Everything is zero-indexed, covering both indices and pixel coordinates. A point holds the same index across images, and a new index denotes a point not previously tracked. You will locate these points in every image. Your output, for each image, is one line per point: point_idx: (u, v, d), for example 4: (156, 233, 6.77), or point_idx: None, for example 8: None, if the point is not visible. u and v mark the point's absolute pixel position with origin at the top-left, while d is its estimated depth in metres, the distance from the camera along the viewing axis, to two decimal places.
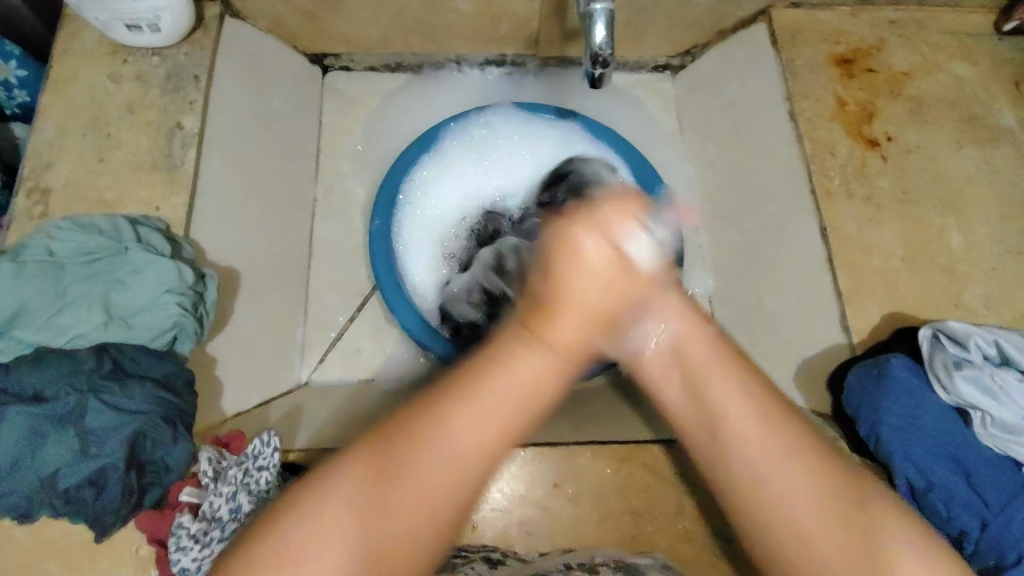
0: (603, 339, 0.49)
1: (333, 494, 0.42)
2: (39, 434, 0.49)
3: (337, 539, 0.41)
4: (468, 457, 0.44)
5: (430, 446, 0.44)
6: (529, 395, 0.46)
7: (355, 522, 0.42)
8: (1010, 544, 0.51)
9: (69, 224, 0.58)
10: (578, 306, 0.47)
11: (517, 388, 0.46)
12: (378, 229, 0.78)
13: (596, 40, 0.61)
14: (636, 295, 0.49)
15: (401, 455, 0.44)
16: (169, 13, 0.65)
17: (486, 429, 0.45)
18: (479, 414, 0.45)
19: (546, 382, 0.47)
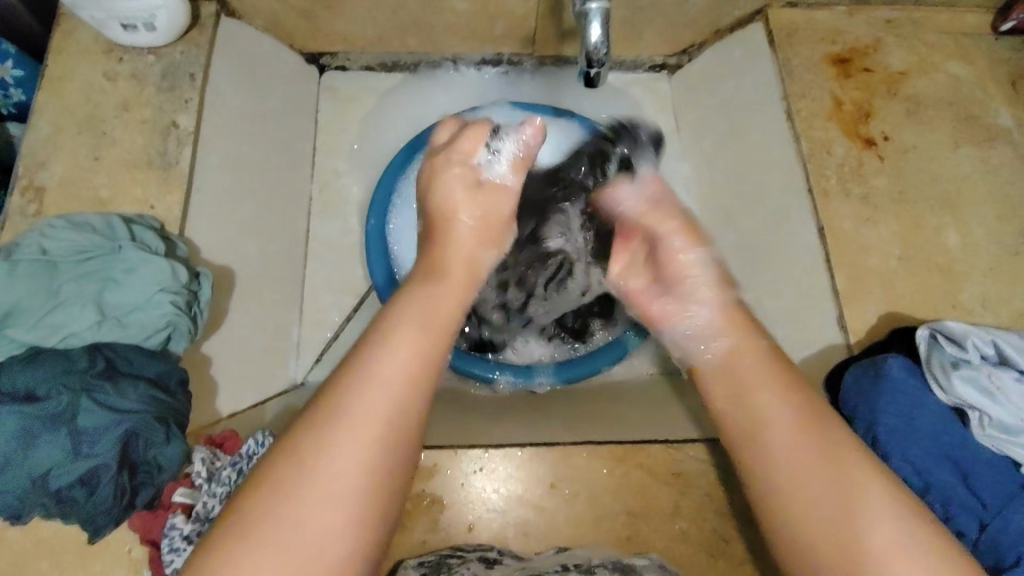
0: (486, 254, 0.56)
1: (302, 469, 0.40)
2: (30, 434, 0.49)
3: (317, 508, 0.39)
4: (408, 374, 0.44)
5: (374, 370, 0.44)
6: (437, 319, 0.48)
7: (344, 452, 0.41)
8: (1008, 546, 0.51)
9: (63, 223, 0.58)
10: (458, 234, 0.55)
11: (434, 304, 0.49)
12: (373, 229, 0.79)
13: (592, 38, 0.61)
14: (500, 204, 0.58)
15: (355, 386, 0.43)
16: (164, 11, 0.65)
17: (417, 344, 0.46)
18: (403, 335, 0.46)
19: (446, 301, 0.50)
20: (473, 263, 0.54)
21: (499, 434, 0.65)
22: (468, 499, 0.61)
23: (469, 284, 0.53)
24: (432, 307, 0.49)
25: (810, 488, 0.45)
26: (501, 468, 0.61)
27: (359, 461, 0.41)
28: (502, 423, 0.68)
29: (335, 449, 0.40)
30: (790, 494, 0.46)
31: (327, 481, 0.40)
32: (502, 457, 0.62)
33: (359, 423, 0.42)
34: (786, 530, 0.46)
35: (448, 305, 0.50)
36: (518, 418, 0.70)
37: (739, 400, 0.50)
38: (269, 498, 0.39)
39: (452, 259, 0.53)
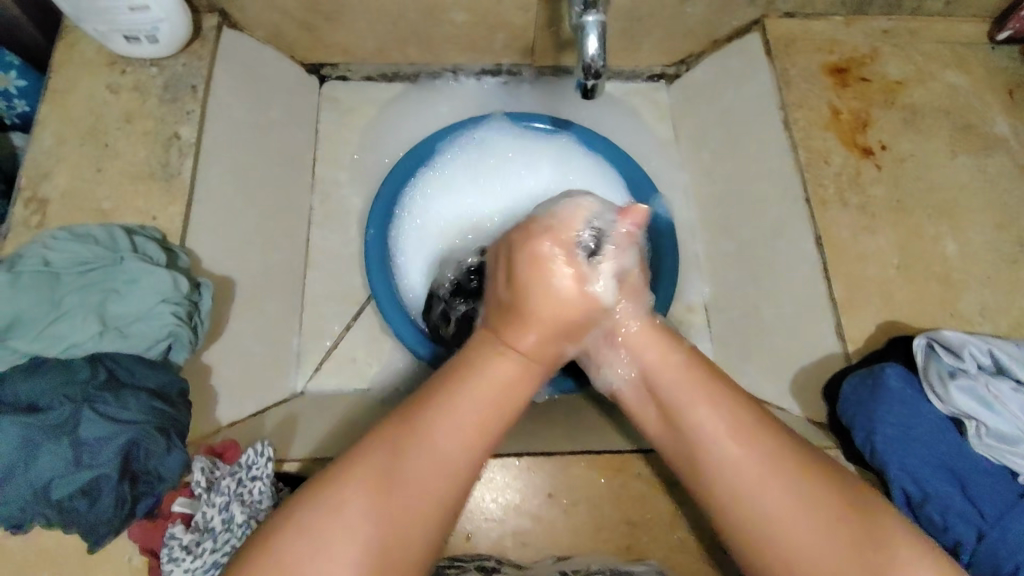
0: (563, 342, 0.54)
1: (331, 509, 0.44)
2: (33, 446, 0.49)
3: (361, 523, 0.44)
4: (448, 443, 0.47)
5: (399, 450, 0.46)
6: (506, 393, 0.51)
7: (368, 514, 0.44)
8: (1006, 555, 0.51)
9: (66, 234, 0.58)
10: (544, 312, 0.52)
11: (469, 400, 0.49)
12: (373, 239, 0.79)
13: (590, 51, 0.61)
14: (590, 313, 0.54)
15: (390, 452, 0.46)
16: (167, 24, 0.65)
17: (470, 416, 0.49)
18: (471, 404, 0.49)
19: (496, 382, 0.51)
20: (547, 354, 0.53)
21: (499, 442, 0.65)
22: (466, 509, 0.61)
23: (532, 367, 0.52)
24: (493, 372, 0.51)
25: (774, 490, 0.47)
26: (499, 478, 0.62)
27: (421, 483, 0.46)
28: (500, 430, 0.69)
29: (404, 460, 0.46)
30: (752, 495, 0.47)
31: (367, 506, 0.44)
32: (501, 467, 0.62)
33: (453, 412, 0.48)
34: (754, 523, 0.47)
35: (516, 381, 0.51)
36: (521, 425, 0.70)
37: (686, 421, 0.51)
38: (289, 537, 0.43)
39: (543, 347, 0.53)
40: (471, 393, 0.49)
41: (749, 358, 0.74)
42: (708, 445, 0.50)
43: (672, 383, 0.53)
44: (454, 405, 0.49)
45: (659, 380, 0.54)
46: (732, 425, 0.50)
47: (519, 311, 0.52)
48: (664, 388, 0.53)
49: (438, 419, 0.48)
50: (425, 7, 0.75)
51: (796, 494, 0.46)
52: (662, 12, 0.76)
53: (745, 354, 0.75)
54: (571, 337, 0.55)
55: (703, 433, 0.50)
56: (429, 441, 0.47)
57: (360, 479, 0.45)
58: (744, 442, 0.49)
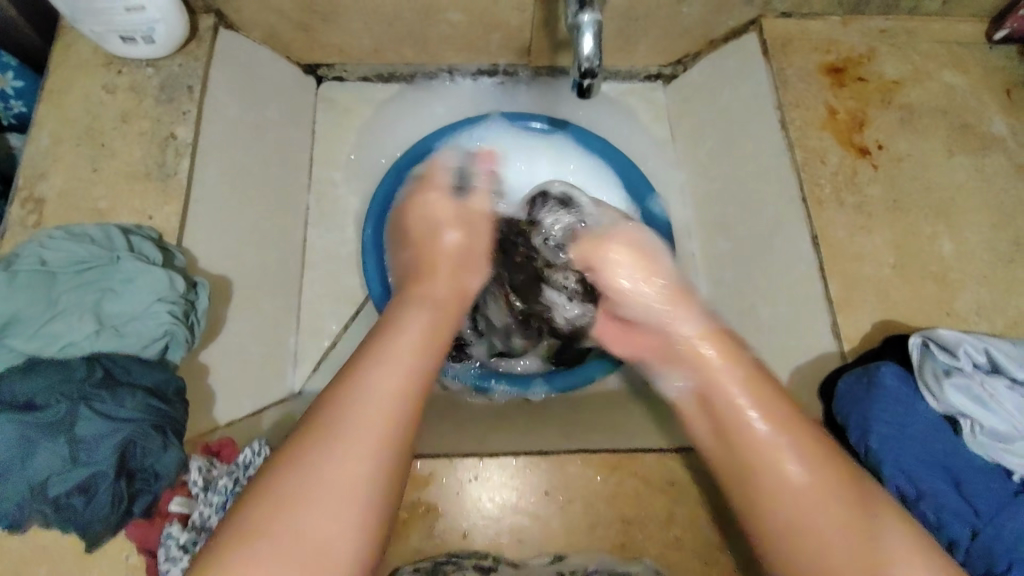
0: (467, 277, 0.63)
1: (307, 473, 0.44)
2: (30, 444, 0.49)
3: (339, 476, 0.44)
4: (383, 396, 0.48)
5: (335, 415, 0.46)
6: (424, 339, 0.53)
7: (328, 478, 0.44)
8: (1001, 552, 0.51)
9: (62, 233, 0.59)
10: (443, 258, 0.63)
11: (394, 356, 0.50)
12: (369, 238, 0.79)
13: (584, 51, 0.62)
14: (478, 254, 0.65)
15: (324, 421, 0.46)
16: (163, 25, 0.66)
17: (398, 368, 0.49)
18: (394, 355, 0.50)
19: (414, 336, 0.52)
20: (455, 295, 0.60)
21: (495, 441, 0.66)
22: (463, 508, 0.61)
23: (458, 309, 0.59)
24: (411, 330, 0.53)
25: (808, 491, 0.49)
26: (496, 477, 0.62)
27: (383, 430, 0.46)
28: (497, 430, 0.69)
29: (349, 428, 0.45)
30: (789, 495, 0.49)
31: (346, 459, 0.44)
32: (498, 465, 0.62)
33: (379, 369, 0.49)
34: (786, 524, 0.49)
35: (434, 323, 0.55)
36: (518, 424, 0.71)
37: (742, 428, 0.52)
38: (276, 513, 0.42)
39: (446, 287, 0.60)
40: (404, 339, 0.52)
41: None
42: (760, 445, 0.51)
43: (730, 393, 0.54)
44: (387, 353, 0.50)
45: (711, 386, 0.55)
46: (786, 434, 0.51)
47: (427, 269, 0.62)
48: (719, 397, 0.55)
49: (367, 377, 0.48)
50: (421, 7, 0.75)
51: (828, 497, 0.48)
52: (658, 11, 0.76)
53: None
54: (472, 272, 0.64)
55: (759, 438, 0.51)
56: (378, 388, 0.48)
57: (327, 438, 0.45)
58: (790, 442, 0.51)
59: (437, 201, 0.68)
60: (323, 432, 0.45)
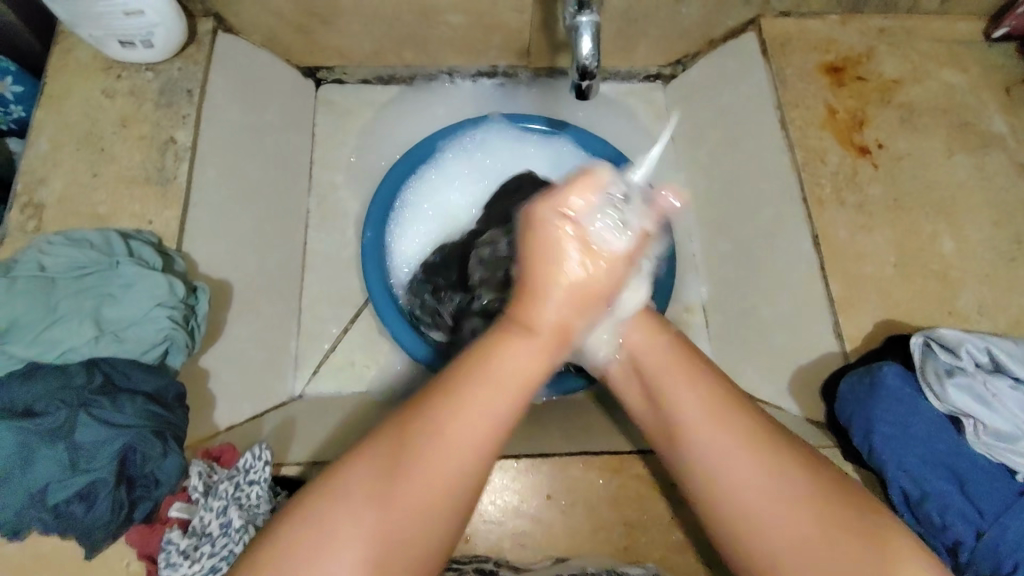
0: (577, 318, 0.46)
1: (326, 528, 0.41)
2: (29, 451, 0.49)
3: (365, 523, 0.41)
4: (467, 453, 0.42)
5: (422, 458, 0.42)
6: (522, 383, 0.44)
7: (360, 515, 0.41)
8: (1007, 552, 0.51)
9: (62, 239, 0.58)
10: (551, 289, 0.45)
11: (498, 401, 0.43)
12: (370, 242, 0.79)
13: (583, 52, 0.61)
14: (592, 279, 0.46)
15: (395, 457, 0.42)
16: (162, 29, 0.66)
17: (484, 418, 0.43)
18: (482, 398, 0.43)
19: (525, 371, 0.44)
20: (563, 331, 0.46)
21: None
22: None
23: (556, 347, 0.46)
24: (514, 367, 0.44)
25: (752, 481, 0.46)
26: (498, 480, 0.62)
27: (433, 495, 0.42)
28: None
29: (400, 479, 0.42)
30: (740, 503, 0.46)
31: (370, 511, 0.41)
32: (500, 469, 0.62)
33: (471, 421, 0.42)
34: (743, 535, 0.45)
35: (535, 365, 0.45)
36: (518, 426, 0.71)
37: (669, 409, 0.50)
38: (296, 538, 0.41)
39: (543, 318, 0.45)
40: (487, 386, 0.43)
41: (747, 358, 0.73)
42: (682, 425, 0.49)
43: (655, 365, 0.53)
44: (469, 401, 0.43)
45: (644, 359, 0.54)
46: (706, 404, 0.49)
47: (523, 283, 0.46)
48: (653, 369, 0.53)
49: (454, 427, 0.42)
50: (420, 9, 0.75)
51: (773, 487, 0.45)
52: (657, 12, 0.76)
53: (742, 354, 0.75)
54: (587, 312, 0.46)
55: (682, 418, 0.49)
56: (447, 445, 0.42)
57: (353, 483, 0.42)
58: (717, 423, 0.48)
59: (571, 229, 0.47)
60: (398, 475, 0.42)
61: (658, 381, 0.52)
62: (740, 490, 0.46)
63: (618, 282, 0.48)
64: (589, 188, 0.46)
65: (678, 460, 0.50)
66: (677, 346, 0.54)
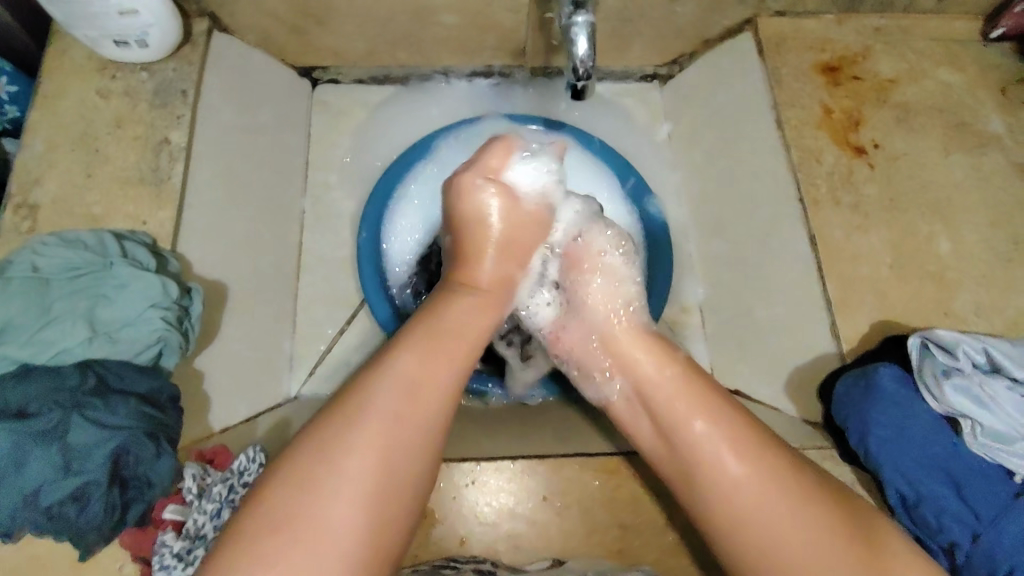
0: (514, 265, 0.63)
1: (319, 484, 0.45)
2: (22, 452, 0.49)
3: (355, 466, 0.46)
4: (428, 397, 0.50)
5: (388, 393, 0.49)
6: (471, 325, 0.56)
7: (359, 462, 0.46)
8: (1004, 556, 0.51)
9: (55, 240, 0.58)
10: (489, 241, 0.62)
11: (449, 341, 0.54)
12: (366, 241, 0.79)
13: (578, 52, 0.61)
14: (528, 232, 0.64)
15: (370, 408, 0.48)
16: (157, 30, 0.66)
17: (438, 363, 0.52)
18: (437, 347, 0.53)
19: (470, 318, 0.57)
20: (503, 282, 0.62)
21: (490, 445, 0.65)
22: (461, 512, 0.61)
23: (501, 297, 0.61)
24: (464, 317, 0.56)
25: (779, 506, 0.48)
26: (493, 481, 0.61)
27: (405, 436, 0.48)
28: (491, 434, 0.69)
29: (379, 428, 0.48)
30: (763, 526, 0.48)
31: (370, 454, 0.47)
32: (495, 470, 0.62)
33: (422, 362, 0.52)
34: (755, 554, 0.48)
35: (479, 313, 0.58)
36: (513, 427, 0.70)
37: (680, 437, 0.53)
38: (293, 490, 0.45)
39: (486, 274, 0.61)
40: (442, 332, 0.54)
41: (743, 360, 0.73)
42: (707, 451, 0.51)
43: (668, 397, 0.55)
44: (426, 351, 0.52)
45: (651, 392, 0.56)
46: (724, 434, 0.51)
47: (469, 245, 0.62)
48: (650, 402, 0.56)
49: (412, 368, 0.51)
50: (415, 10, 0.75)
51: (795, 512, 0.48)
52: (653, 12, 0.76)
53: (738, 355, 0.74)
54: (517, 261, 0.63)
55: (706, 449, 0.51)
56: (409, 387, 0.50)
57: (342, 444, 0.47)
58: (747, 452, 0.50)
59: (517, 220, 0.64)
60: (367, 414, 0.48)
61: (659, 410, 0.55)
62: (760, 511, 0.48)
63: (539, 230, 0.65)
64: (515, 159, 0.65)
65: (692, 483, 0.52)
66: (692, 378, 0.56)
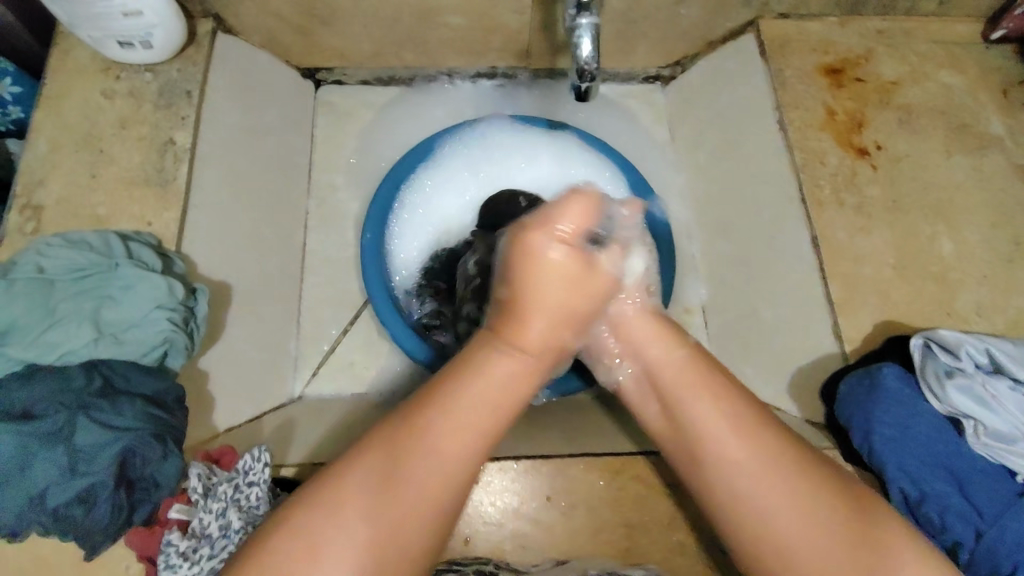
0: (567, 333, 0.54)
1: (317, 526, 0.43)
2: (28, 453, 0.49)
3: (363, 523, 0.44)
4: (451, 455, 0.47)
5: (417, 454, 0.46)
6: (506, 391, 0.50)
7: (365, 510, 0.44)
8: (1005, 553, 0.51)
9: (61, 241, 0.58)
10: (545, 302, 0.52)
11: (487, 392, 0.49)
12: (369, 242, 0.79)
13: (583, 54, 0.62)
14: (592, 289, 0.54)
15: (391, 457, 0.46)
16: (162, 30, 0.65)
17: (473, 422, 0.48)
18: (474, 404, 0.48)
19: (511, 383, 0.50)
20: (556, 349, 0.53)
21: (495, 446, 0.65)
22: (465, 512, 0.61)
23: (539, 367, 0.52)
24: (501, 379, 0.50)
25: (780, 499, 0.47)
26: (497, 481, 0.61)
27: (424, 494, 0.45)
28: (496, 434, 0.69)
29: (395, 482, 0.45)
30: (765, 523, 0.47)
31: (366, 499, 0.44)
32: (499, 470, 0.61)
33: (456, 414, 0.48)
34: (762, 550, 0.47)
35: (517, 384, 0.50)
36: (518, 426, 0.71)
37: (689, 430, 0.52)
38: (294, 534, 0.43)
39: (533, 335, 0.52)
40: (476, 393, 0.49)
41: (746, 360, 0.73)
42: (709, 442, 0.50)
43: (672, 380, 0.54)
44: (456, 402, 0.48)
45: (659, 376, 0.55)
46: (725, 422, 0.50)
47: (512, 299, 0.52)
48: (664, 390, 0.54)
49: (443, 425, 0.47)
50: (420, 11, 0.75)
51: (796, 508, 0.47)
52: (656, 14, 0.77)
53: (741, 355, 0.75)
54: (570, 327, 0.54)
55: (710, 437, 0.50)
56: (435, 448, 0.46)
57: (343, 501, 0.44)
58: (747, 440, 0.49)
59: (577, 270, 0.53)
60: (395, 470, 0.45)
61: (673, 403, 0.53)
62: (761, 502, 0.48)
63: (603, 296, 0.55)
64: (587, 212, 0.53)
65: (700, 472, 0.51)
66: (694, 364, 0.54)
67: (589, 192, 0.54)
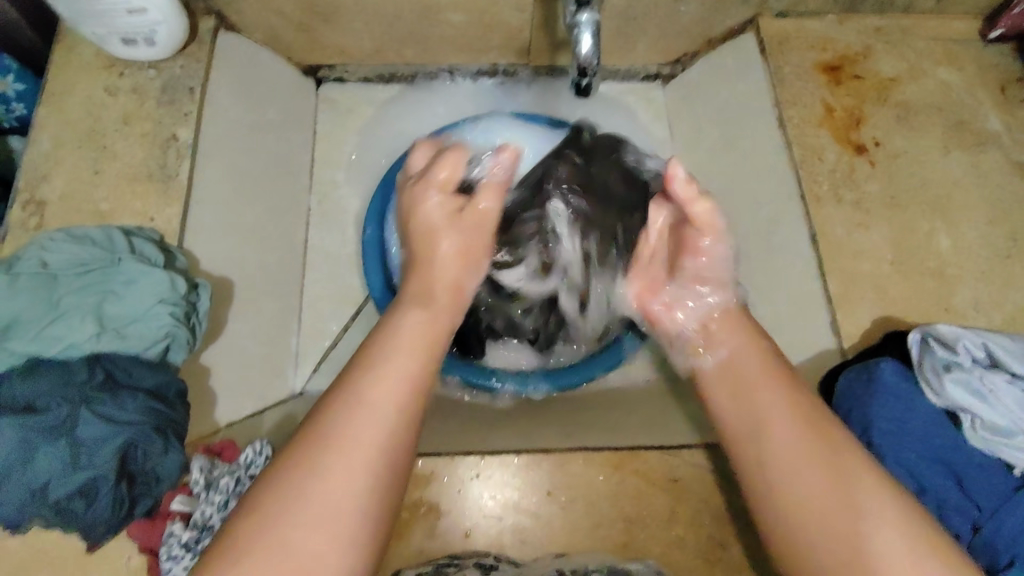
0: (470, 277, 0.59)
1: (288, 493, 0.42)
2: (31, 447, 0.49)
3: (330, 484, 0.43)
4: (382, 405, 0.46)
5: (351, 409, 0.46)
6: (416, 337, 0.51)
7: (337, 470, 0.43)
8: (1003, 547, 0.52)
9: (64, 236, 0.59)
10: (438, 262, 0.57)
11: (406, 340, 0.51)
12: (370, 238, 0.80)
13: (583, 49, 0.62)
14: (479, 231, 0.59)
15: (325, 427, 0.45)
16: (165, 27, 0.66)
17: (395, 374, 0.48)
18: (396, 354, 0.49)
19: (422, 328, 0.52)
20: (458, 291, 0.58)
21: (494, 441, 0.66)
22: (466, 506, 0.61)
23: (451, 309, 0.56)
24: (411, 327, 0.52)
25: (808, 481, 0.47)
26: (497, 475, 0.62)
27: (365, 444, 0.44)
28: (497, 430, 0.69)
29: (346, 443, 0.44)
30: (799, 501, 0.47)
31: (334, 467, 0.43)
32: (498, 464, 0.62)
33: (398, 361, 0.49)
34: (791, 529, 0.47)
35: (425, 327, 0.53)
36: (518, 422, 0.72)
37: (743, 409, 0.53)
38: (265, 513, 0.42)
39: (433, 285, 0.56)
40: (392, 347, 0.50)
41: None
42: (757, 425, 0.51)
43: (733, 374, 0.55)
44: (382, 360, 0.49)
45: (740, 362, 0.55)
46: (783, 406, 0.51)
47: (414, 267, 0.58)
48: (742, 379, 0.54)
49: (366, 379, 0.47)
50: (421, 8, 0.76)
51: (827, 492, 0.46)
52: (657, 11, 0.77)
53: None
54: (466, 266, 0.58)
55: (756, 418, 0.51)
56: (363, 401, 0.46)
57: (329, 448, 0.44)
58: (793, 420, 0.50)
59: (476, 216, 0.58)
60: (336, 427, 0.45)
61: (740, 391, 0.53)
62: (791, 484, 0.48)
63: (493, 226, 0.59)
64: (456, 164, 0.58)
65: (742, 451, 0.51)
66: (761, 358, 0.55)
67: (456, 149, 0.60)
